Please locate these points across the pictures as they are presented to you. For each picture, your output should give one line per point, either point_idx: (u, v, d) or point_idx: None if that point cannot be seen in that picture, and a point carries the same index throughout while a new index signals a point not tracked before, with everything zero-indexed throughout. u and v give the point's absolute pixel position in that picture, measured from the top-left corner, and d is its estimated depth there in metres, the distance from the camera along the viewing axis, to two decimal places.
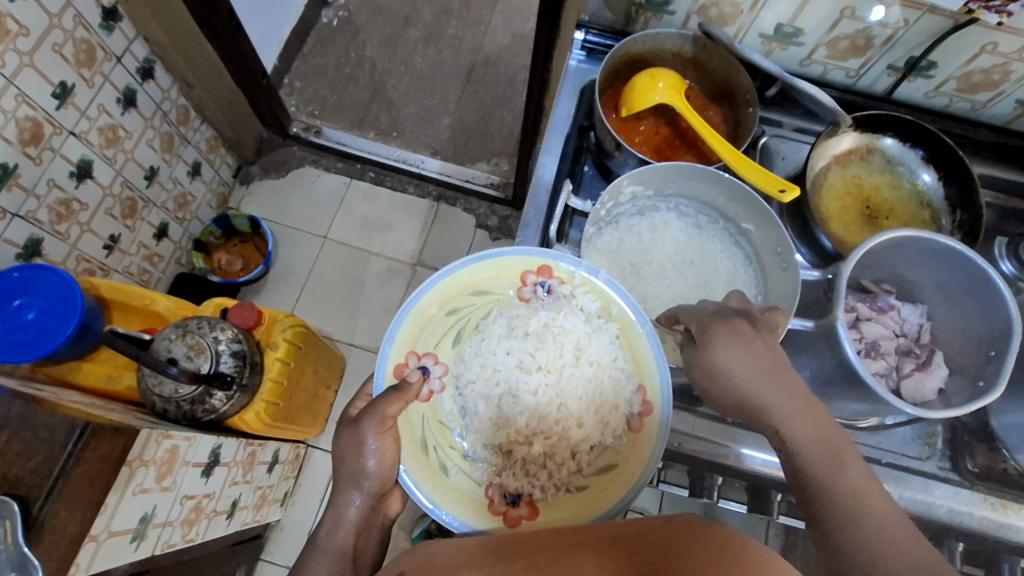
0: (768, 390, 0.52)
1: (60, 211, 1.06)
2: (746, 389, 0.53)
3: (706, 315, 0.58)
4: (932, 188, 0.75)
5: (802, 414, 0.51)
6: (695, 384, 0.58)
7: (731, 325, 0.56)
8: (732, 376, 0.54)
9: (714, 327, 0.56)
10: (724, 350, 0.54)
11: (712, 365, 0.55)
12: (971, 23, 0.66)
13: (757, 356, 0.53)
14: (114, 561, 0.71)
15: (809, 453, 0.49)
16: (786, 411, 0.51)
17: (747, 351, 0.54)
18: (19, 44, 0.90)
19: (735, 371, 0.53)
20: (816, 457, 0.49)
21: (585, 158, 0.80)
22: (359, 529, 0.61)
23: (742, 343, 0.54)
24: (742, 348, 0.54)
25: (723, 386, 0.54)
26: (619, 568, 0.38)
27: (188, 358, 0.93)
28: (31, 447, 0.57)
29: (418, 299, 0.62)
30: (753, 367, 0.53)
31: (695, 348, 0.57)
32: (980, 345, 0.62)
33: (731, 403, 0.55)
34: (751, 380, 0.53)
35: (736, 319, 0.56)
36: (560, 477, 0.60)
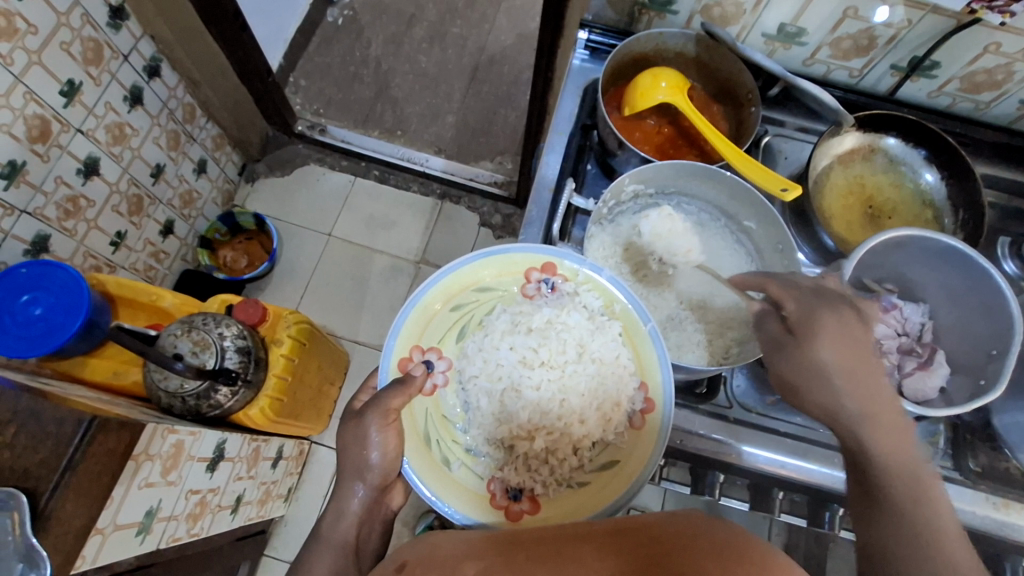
0: (862, 393, 0.50)
1: (68, 208, 1.07)
2: (839, 386, 0.51)
3: (808, 297, 0.55)
4: (935, 188, 0.75)
5: (892, 432, 0.49)
6: (777, 372, 0.55)
7: (839, 315, 0.53)
8: (826, 373, 0.51)
9: (820, 314, 0.53)
10: (829, 345, 0.51)
11: (806, 358, 0.52)
12: (975, 23, 0.66)
13: (856, 352, 0.51)
14: (119, 554, 0.72)
15: (888, 468, 0.48)
16: (876, 420, 0.49)
17: (849, 349, 0.51)
18: (28, 42, 0.91)
19: (835, 368, 0.51)
20: (897, 471, 0.47)
21: (588, 157, 0.80)
22: (362, 522, 0.62)
23: (846, 339, 0.52)
24: (847, 346, 0.51)
25: (817, 381, 0.51)
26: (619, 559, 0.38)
27: (193, 353, 0.95)
28: (39, 440, 0.57)
29: (422, 295, 0.63)
30: (851, 367, 0.51)
31: (793, 336, 0.53)
32: (982, 344, 0.62)
33: (813, 405, 0.52)
34: (847, 380, 0.51)
35: (844, 307, 0.53)
36: (561, 472, 0.61)
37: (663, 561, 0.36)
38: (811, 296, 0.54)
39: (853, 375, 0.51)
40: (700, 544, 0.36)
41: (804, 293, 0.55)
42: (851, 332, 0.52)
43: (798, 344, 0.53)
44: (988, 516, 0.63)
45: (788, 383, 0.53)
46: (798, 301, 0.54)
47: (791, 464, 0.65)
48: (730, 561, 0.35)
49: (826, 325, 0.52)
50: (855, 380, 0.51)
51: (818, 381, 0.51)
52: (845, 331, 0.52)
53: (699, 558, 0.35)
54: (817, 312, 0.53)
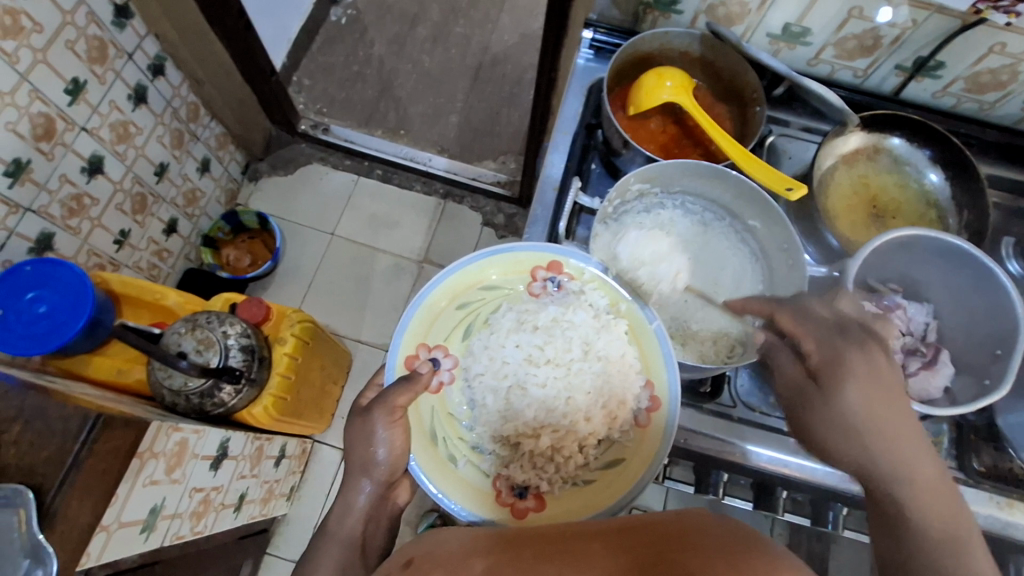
0: (898, 445, 0.47)
1: (72, 207, 1.08)
2: (869, 436, 0.47)
3: (828, 334, 0.51)
4: (939, 188, 0.75)
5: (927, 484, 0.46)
6: (803, 420, 0.51)
7: (868, 358, 0.49)
8: (857, 423, 0.47)
9: (847, 356, 0.49)
10: (857, 388, 0.48)
11: (834, 407, 0.48)
12: (980, 23, 0.66)
13: (888, 398, 0.47)
14: (123, 551, 0.72)
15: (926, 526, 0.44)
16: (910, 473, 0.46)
17: (881, 395, 0.47)
18: (33, 41, 0.91)
19: (867, 418, 0.47)
20: (938, 534, 0.44)
21: (593, 156, 0.80)
22: (368, 517, 0.62)
23: (876, 385, 0.48)
24: (878, 393, 0.47)
25: (848, 433, 0.48)
26: (630, 553, 0.38)
27: (197, 352, 0.95)
28: (45, 437, 0.58)
29: (428, 293, 0.63)
30: (885, 417, 0.47)
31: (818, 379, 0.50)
32: (986, 344, 0.62)
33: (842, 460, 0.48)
34: (880, 431, 0.47)
35: (870, 345, 0.50)
36: (567, 470, 0.61)
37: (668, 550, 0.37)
38: (833, 333, 0.51)
39: (885, 425, 0.47)
40: (708, 538, 0.37)
41: (828, 333, 0.51)
42: (882, 377, 0.48)
43: (825, 390, 0.49)
44: (992, 516, 0.63)
45: (817, 435, 0.50)
46: (818, 340, 0.51)
47: (794, 463, 0.66)
48: (736, 554, 0.35)
49: (855, 369, 0.48)
50: (888, 432, 0.47)
51: (850, 433, 0.48)
52: (877, 377, 0.48)
53: (701, 548, 0.36)
54: (844, 356, 0.49)
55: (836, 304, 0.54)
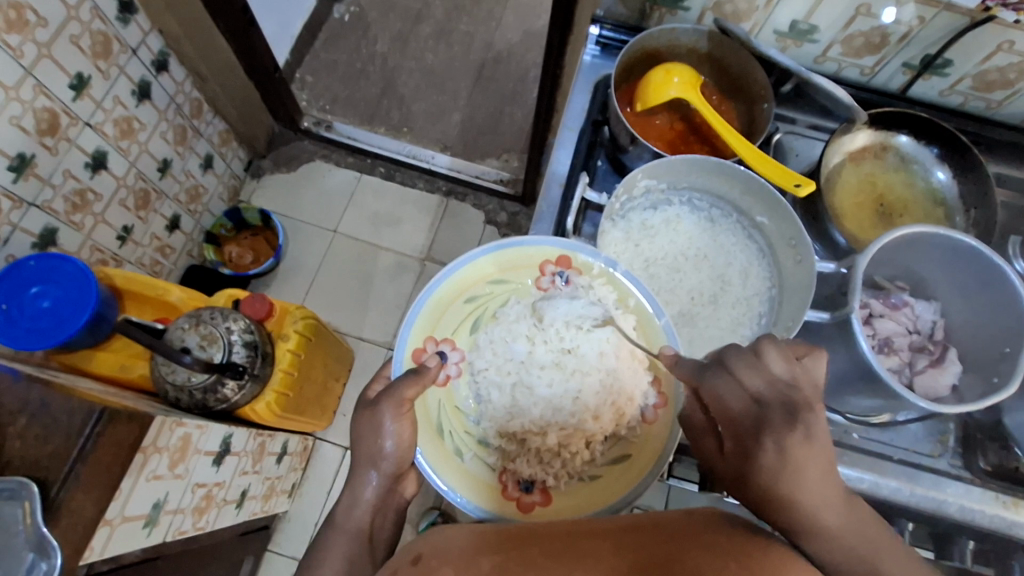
0: (818, 508, 0.40)
1: (76, 202, 1.07)
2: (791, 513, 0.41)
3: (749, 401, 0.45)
4: (946, 186, 0.75)
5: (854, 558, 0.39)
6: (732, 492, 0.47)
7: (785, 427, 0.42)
8: (778, 495, 0.41)
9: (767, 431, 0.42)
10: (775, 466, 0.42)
11: (757, 477, 0.42)
12: (988, 20, 0.66)
13: (816, 465, 0.41)
14: (127, 546, 0.72)
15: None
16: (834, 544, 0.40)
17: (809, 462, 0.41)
18: (38, 35, 0.91)
19: (799, 487, 0.41)
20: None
21: (599, 152, 0.79)
22: (375, 510, 0.62)
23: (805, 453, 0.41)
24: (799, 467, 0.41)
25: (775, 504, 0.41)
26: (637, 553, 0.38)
27: (200, 348, 0.94)
28: (49, 431, 0.58)
29: (436, 288, 0.63)
30: (810, 484, 0.41)
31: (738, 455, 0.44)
32: (994, 342, 0.62)
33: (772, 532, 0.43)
34: (804, 492, 0.41)
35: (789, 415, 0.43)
36: (573, 465, 0.61)
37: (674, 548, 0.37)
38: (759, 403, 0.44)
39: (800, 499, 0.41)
40: (716, 537, 0.37)
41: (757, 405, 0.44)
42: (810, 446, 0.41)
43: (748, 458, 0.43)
44: (997, 515, 0.63)
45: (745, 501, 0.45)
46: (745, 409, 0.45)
47: None
48: (746, 557, 0.35)
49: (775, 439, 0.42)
50: (811, 496, 0.41)
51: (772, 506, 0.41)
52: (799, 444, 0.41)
53: (709, 548, 0.36)
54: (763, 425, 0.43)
55: (766, 362, 0.46)
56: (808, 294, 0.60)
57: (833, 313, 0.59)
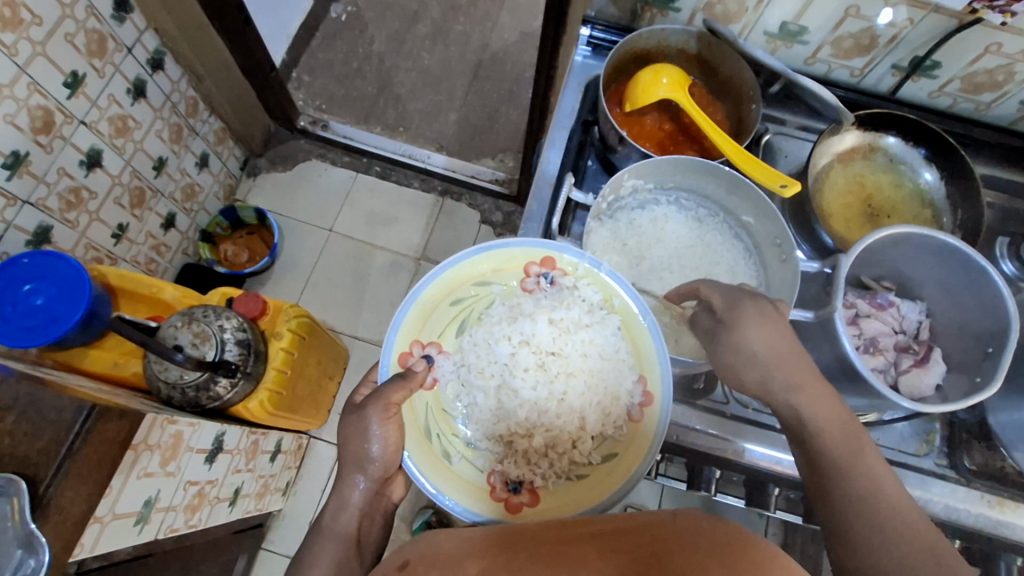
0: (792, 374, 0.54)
1: (70, 199, 1.08)
2: (771, 366, 0.54)
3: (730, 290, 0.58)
4: (934, 188, 0.76)
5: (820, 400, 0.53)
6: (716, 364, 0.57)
7: (757, 304, 0.56)
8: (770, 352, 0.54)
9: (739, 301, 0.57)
10: (758, 333, 0.55)
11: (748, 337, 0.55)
12: (976, 22, 0.66)
13: (784, 337, 0.54)
14: (117, 543, 0.72)
15: (828, 437, 0.51)
16: (805, 390, 0.53)
17: (776, 339, 0.54)
18: (32, 33, 0.91)
19: (779, 346, 0.54)
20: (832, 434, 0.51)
21: (589, 153, 0.81)
22: (363, 513, 0.64)
23: (770, 323, 0.55)
24: (777, 334, 0.54)
25: (748, 368, 0.55)
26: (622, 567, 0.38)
27: (193, 345, 0.95)
28: (38, 428, 0.57)
29: (421, 291, 0.63)
30: (782, 355, 0.54)
31: (719, 325, 0.57)
32: (979, 343, 0.62)
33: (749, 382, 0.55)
34: (785, 353, 0.54)
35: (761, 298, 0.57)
36: (561, 465, 0.61)
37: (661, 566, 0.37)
38: (737, 290, 0.58)
39: (782, 359, 0.54)
40: (698, 548, 0.36)
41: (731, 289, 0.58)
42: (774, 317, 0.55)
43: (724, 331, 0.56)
44: (983, 514, 0.63)
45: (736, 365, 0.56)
46: (724, 294, 0.58)
47: (786, 461, 0.65)
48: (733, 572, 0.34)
49: (750, 312, 0.56)
50: (784, 361, 0.54)
51: (744, 362, 0.55)
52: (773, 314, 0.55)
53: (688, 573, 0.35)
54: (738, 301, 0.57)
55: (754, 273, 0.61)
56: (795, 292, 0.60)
57: (817, 312, 0.59)
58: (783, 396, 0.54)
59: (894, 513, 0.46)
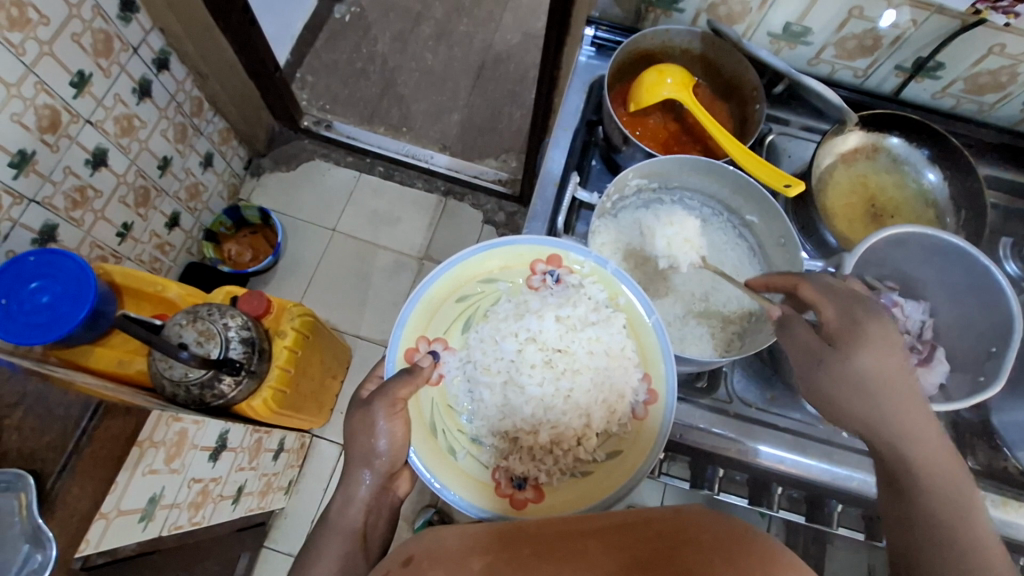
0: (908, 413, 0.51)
1: (75, 198, 1.08)
2: (882, 396, 0.51)
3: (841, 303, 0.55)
4: (938, 188, 0.76)
5: (931, 446, 0.51)
6: (819, 384, 0.55)
7: (879, 324, 0.53)
8: (882, 378, 0.51)
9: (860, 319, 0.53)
10: (873, 357, 0.52)
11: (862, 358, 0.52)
12: (979, 23, 0.67)
13: (900, 366, 0.52)
14: (122, 539, 0.72)
15: (930, 489, 0.49)
16: (914, 435, 0.51)
17: (892, 367, 0.52)
18: (40, 33, 0.92)
19: (892, 372, 0.52)
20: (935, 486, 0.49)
21: (593, 153, 0.81)
22: (368, 508, 0.64)
23: (889, 347, 0.52)
24: (891, 360, 0.52)
25: (864, 401, 0.52)
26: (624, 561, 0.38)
27: (198, 343, 0.95)
28: (46, 424, 0.58)
29: (427, 288, 0.63)
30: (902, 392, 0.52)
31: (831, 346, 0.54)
32: (982, 342, 0.63)
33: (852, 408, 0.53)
34: (899, 382, 0.52)
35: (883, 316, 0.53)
36: (565, 462, 0.62)
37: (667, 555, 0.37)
38: (852, 304, 0.54)
39: (896, 390, 0.51)
40: (702, 539, 0.37)
41: (838, 295, 0.55)
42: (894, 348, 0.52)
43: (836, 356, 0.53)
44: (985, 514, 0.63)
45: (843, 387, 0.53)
46: (837, 308, 0.54)
47: (789, 459, 0.66)
48: (734, 560, 0.35)
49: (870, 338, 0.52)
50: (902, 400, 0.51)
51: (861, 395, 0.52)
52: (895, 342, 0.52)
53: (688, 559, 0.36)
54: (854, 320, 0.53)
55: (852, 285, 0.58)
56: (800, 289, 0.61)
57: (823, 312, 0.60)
58: (890, 439, 0.51)
59: (986, 568, 0.44)
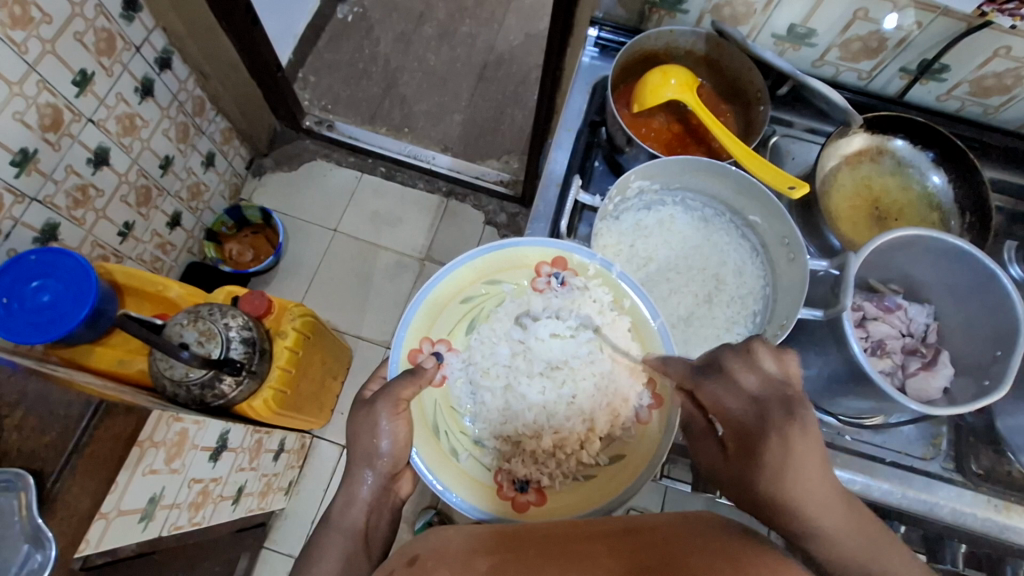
0: (839, 520, 0.42)
1: (77, 197, 1.08)
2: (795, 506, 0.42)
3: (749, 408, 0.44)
4: (942, 191, 0.75)
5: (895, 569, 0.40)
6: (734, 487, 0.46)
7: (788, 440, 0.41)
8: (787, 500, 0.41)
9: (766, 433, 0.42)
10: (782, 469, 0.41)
11: (758, 471, 0.43)
12: (985, 26, 0.66)
13: (814, 475, 0.41)
14: (122, 539, 0.72)
15: None
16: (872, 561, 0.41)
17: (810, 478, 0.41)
18: (42, 32, 0.92)
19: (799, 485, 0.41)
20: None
21: (596, 154, 0.80)
22: (371, 508, 0.64)
23: (801, 456, 0.41)
24: (804, 468, 0.41)
25: (784, 518, 0.43)
26: (629, 557, 0.38)
27: (199, 343, 0.95)
28: (46, 423, 0.57)
29: (432, 289, 0.63)
30: (827, 495, 0.42)
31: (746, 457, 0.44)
32: (987, 346, 0.62)
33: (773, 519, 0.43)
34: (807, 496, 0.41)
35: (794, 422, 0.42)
36: (568, 466, 0.61)
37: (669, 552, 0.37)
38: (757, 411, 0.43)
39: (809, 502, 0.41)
40: (708, 539, 0.37)
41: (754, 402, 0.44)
42: (814, 446, 0.41)
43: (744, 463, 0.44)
44: (989, 519, 0.62)
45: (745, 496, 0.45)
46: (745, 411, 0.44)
47: None
48: (736, 557, 0.35)
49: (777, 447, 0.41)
50: (829, 506, 0.42)
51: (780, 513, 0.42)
52: (810, 453, 0.41)
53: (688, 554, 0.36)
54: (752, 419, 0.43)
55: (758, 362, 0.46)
56: (802, 292, 0.61)
57: (826, 310, 0.60)
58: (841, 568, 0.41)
59: None
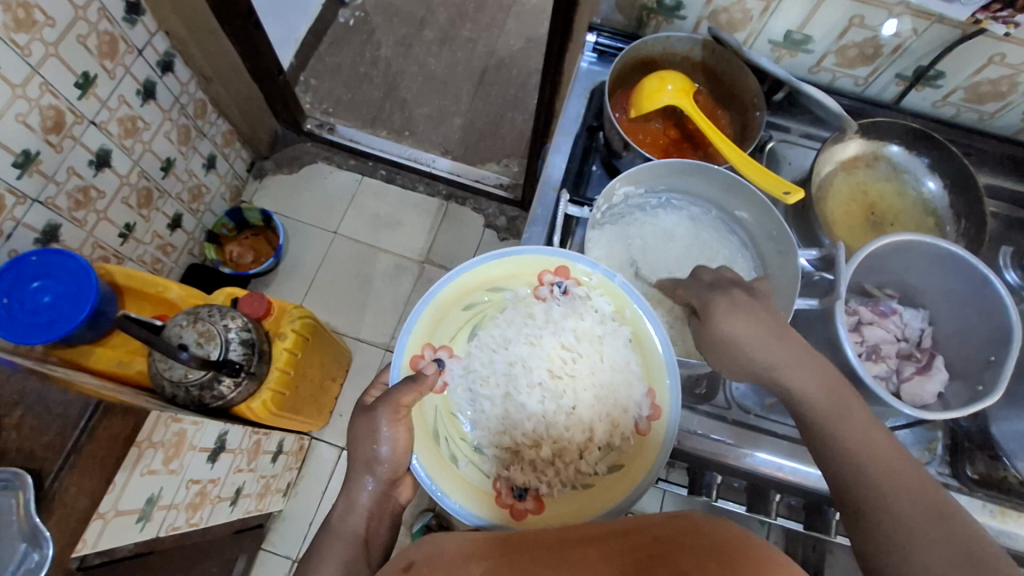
0: (778, 357, 0.55)
1: (78, 198, 1.08)
2: (745, 345, 0.56)
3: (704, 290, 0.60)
4: (937, 197, 0.76)
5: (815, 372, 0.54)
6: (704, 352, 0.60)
7: (729, 296, 0.58)
8: (729, 338, 0.56)
9: (712, 300, 0.58)
10: (729, 321, 0.56)
11: (709, 323, 0.58)
12: (980, 33, 0.67)
13: (761, 323, 0.56)
14: (120, 540, 0.72)
15: (826, 413, 0.53)
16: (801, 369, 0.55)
17: (753, 322, 0.56)
18: (45, 34, 0.93)
19: (737, 325, 0.56)
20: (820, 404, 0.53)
21: (594, 158, 0.81)
22: (371, 514, 0.64)
23: (743, 312, 0.57)
24: (744, 318, 0.56)
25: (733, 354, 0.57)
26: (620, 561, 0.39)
27: (198, 344, 0.96)
28: (45, 423, 0.58)
29: (436, 293, 0.64)
30: (771, 343, 0.55)
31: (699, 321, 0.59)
32: (981, 351, 0.63)
33: (737, 367, 0.58)
34: (745, 337, 0.56)
35: (734, 290, 0.59)
36: (567, 474, 0.62)
37: (661, 558, 0.37)
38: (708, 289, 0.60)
39: (755, 346, 0.55)
40: (696, 545, 0.37)
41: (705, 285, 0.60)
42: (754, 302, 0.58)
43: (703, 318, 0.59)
44: (986, 524, 0.62)
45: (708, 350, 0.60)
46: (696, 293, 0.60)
47: (789, 467, 0.65)
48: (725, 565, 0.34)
49: (722, 300, 0.58)
50: (771, 350, 0.55)
51: (733, 352, 0.57)
52: (748, 308, 0.57)
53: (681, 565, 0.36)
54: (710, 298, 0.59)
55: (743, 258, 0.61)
56: (795, 283, 0.62)
57: (821, 301, 0.61)
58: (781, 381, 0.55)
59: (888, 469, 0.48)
